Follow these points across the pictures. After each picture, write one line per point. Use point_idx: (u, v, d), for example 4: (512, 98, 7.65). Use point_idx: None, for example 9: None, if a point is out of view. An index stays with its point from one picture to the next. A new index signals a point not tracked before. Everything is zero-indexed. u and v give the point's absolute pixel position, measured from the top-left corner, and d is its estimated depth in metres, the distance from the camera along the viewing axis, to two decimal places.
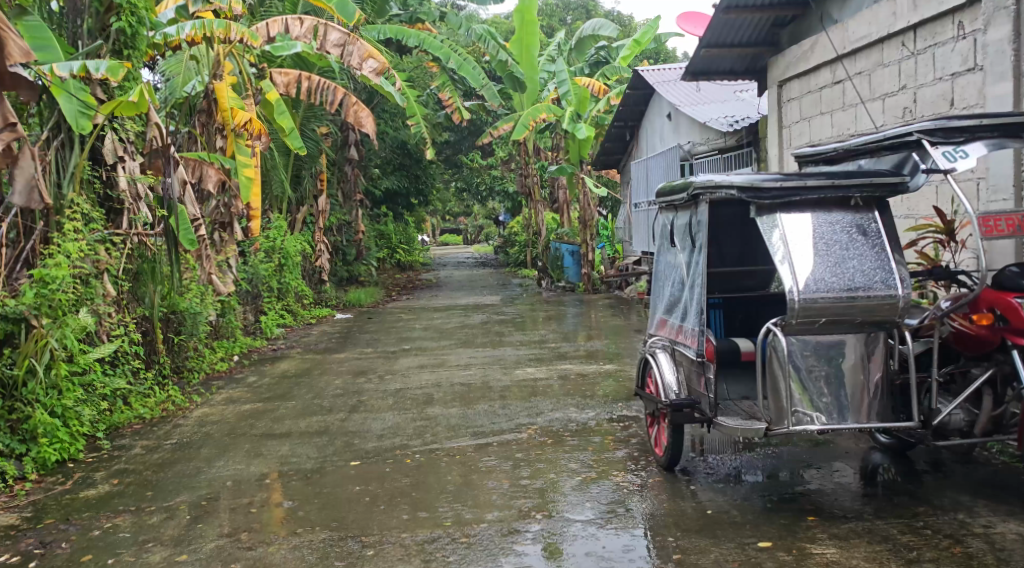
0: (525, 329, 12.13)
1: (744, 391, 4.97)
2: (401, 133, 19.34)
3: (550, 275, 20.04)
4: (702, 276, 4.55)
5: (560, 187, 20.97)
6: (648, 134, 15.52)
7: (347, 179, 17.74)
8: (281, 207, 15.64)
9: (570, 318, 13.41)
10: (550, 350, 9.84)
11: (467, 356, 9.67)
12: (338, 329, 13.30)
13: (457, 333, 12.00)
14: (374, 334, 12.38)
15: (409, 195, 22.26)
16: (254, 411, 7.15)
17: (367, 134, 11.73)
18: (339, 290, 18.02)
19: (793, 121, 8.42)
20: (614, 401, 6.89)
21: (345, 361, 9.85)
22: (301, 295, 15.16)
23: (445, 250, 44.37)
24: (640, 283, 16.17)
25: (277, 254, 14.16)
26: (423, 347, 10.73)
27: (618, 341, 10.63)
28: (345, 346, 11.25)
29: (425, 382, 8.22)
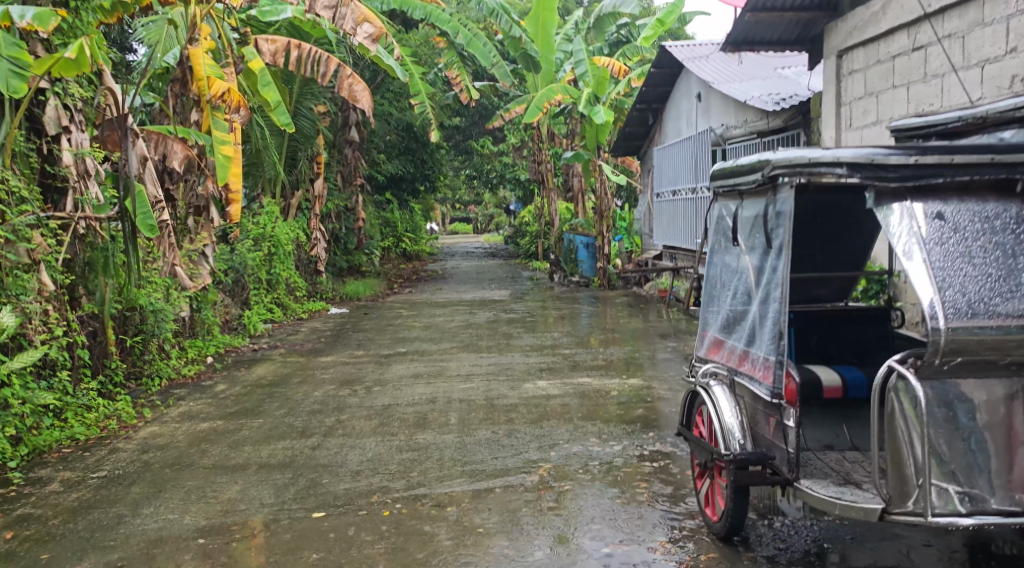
0: (536, 330, 10.95)
1: (831, 436, 3.78)
2: (406, 115, 18.12)
3: (563, 268, 18.82)
4: (783, 286, 3.34)
5: (575, 175, 19.73)
6: (673, 118, 14.26)
7: (346, 162, 16.56)
8: (272, 191, 14.58)
9: (586, 318, 12.21)
10: (564, 358, 8.66)
11: (471, 364, 8.49)
12: (329, 326, 12.13)
13: (461, 334, 10.81)
14: (368, 333, 11.21)
15: (414, 180, 21.07)
16: (211, 432, 5.99)
17: (363, 110, 10.43)
18: (337, 282, 16.85)
19: (855, 98, 7.34)
20: (644, 430, 5.69)
21: (332, 366, 8.68)
22: (294, 287, 13.99)
23: (454, 239, 43.19)
24: (661, 279, 14.94)
25: (266, 243, 13.00)
26: (420, 351, 9.55)
27: (641, 347, 9.45)
28: (335, 347, 10.08)
29: (419, 396, 7.04)
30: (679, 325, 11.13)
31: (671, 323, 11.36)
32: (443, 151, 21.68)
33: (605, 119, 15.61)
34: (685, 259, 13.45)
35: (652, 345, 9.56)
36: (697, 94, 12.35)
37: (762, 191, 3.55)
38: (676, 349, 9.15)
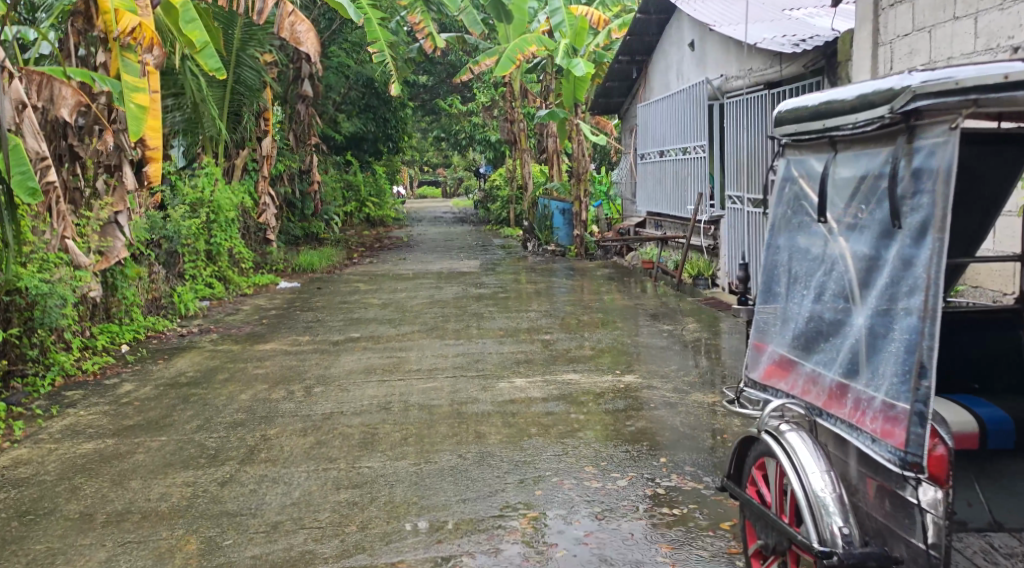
0: (510, 309, 9.65)
1: (962, 508, 2.52)
2: (365, 69, 16.61)
3: (537, 236, 17.48)
4: (932, 288, 2.05)
5: (549, 136, 18.34)
6: (659, 72, 13.00)
7: (298, 120, 14.98)
8: (214, 150, 13.25)
9: (565, 293, 10.91)
10: (544, 346, 7.37)
11: (435, 355, 7.17)
12: (276, 303, 10.73)
13: (425, 313, 9.48)
14: (319, 313, 9.82)
15: (376, 140, 19.57)
16: (93, 459, 4.63)
17: (308, 55, 9.00)
18: (290, 251, 15.38)
19: (897, 34, 6.06)
20: (654, 454, 4.43)
21: (269, 357, 7.33)
22: (238, 258, 12.52)
23: (422, 203, 41.61)
24: (645, 249, 13.69)
25: (205, 208, 11.56)
26: (376, 336, 8.21)
27: (631, 329, 8.20)
28: (278, 330, 8.72)
29: (369, 400, 5.72)
30: (672, 302, 9.87)
31: (662, 299, 10.10)
32: (406, 109, 20.17)
33: (583, 72, 14.24)
34: (674, 228, 12.19)
35: (643, 327, 8.30)
36: (693, 43, 11.02)
37: (881, 140, 2.29)
38: (671, 333, 7.90)
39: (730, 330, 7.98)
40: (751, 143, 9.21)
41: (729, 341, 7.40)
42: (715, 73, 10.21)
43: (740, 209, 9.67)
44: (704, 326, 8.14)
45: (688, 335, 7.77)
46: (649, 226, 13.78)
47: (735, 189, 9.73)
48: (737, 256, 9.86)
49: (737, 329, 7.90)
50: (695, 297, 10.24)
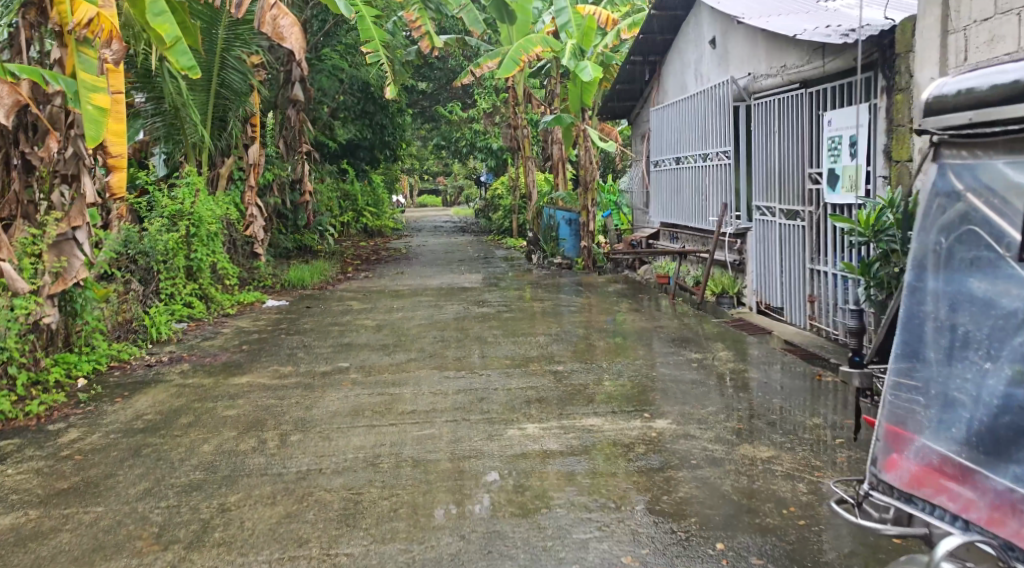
0: (517, 332, 8.75)
1: None
2: (361, 72, 15.78)
3: (542, 248, 16.59)
4: None
5: (553, 142, 17.47)
6: (673, 73, 12.18)
7: (288, 125, 14.09)
8: (198, 158, 12.39)
9: (576, 312, 10.01)
10: (558, 381, 6.46)
11: (432, 391, 6.26)
12: (261, 324, 9.84)
13: (423, 337, 8.59)
14: (306, 337, 8.94)
15: (373, 148, 18.73)
16: (5, 542, 3.71)
17: (292, 51, 8.19)
18: (280, 265, 14.50)
19: (973, 19, 5.18)
20: (707, 539, 3.51)
21: (244, 393, 6.42)
22: (221, 274, 11.63)
23: (422, 212, 40.74)
24: (659, 262, 12.82)
25: (185, 221, 10.71)
26: (368, 366, 7.32)
27: (653, 356, 7.29)
28: (258, 357, 7.82)
29: (352, 454, 4.81)
30: (694, 324, 8.98)
31: (682, 321, 9.21)
32: (404, 115, 19.35)
33: (591, 76, 13.41)
34: (692, 241, 11.32)
35: (666, 353, 7.40)
36: (713, 41, 10.17)
37: None
38: (700, 361, 6.99)
39: (766, 357, 7.09)
40: (783, 148, 8.35)
41: (768, 372, 6.51)
42: (741, 71, 9.35)
43: (769, 222, 8.80)
44: (736, 354, 7.24)
45: (719, 364, 6.87)
46: (663, 238, 12.92)
47: (764, 199, 8.87)
48: (766, 273, 8.99)
49: (774, 357, 7.00)
50: (719, 317, 9.35)
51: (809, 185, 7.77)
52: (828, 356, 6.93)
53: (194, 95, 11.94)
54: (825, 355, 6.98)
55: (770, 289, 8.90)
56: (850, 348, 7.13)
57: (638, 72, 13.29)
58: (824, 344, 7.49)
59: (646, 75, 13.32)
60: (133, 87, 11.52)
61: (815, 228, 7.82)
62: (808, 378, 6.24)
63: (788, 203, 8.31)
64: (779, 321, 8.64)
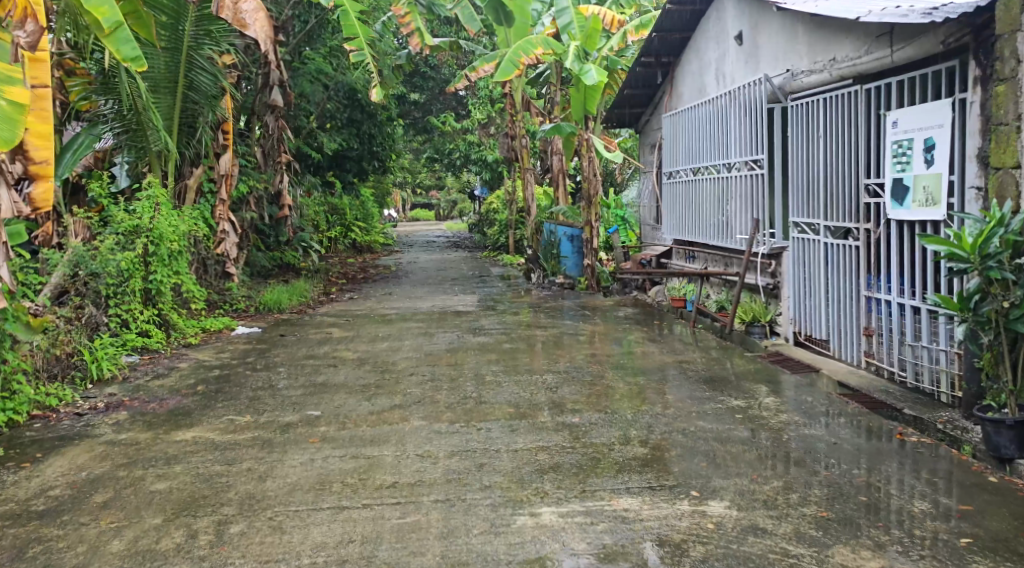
0: (520, 368, 7.53)
1: None
2: (347, 77, 14.63)
3: (541, 266, 15.38)
4: None
5: (553, 152, 16.29)
6: (690, 76, 11.06)
7: (266, 134, 12.89)
8: (163, 168, 11.19)
9: (585, 342, 8.80)
10: (574, 439, 5.23)
11: (420, 454, 5.04)
12: (225, 356, 8.62)
13: (411, 376, 7.34)
14: (275, 374, 7.71)
15: (361, 158, 17.54)
16: None
17: (258, 41, 7.10)
18: (256, 285, 13.26)
19: None
20: None
21: (183, 455, 5.18)
22: (186, 296, 10.44)
23: (414, 227, 39.57)
24: (673, 284, 11.61)
25: (142, 238, 9.55)
26: (344, 415, 6.08)
27: (686, 401, 6.07)
28: (213, 402, 6.57)
29: (310, 559, 3.59)
30: (722, 357, 7.78)
31: (708, 354, 8.01)
32: (394, 124, 18.19)
33: (595, 80, 12.27)
34: (713, 261, 10.14)
35: (702, 397, 6.18)
36: (740, 36, 9.03)
37: None
38: (744, 408, 5.80)
39: (820, 403, 5.88)
40: (828, 155, 7.19)
41: (831, 425, 5.31)
42: (775, 69, 8.19)
43: (810, 240, 7.65)
44: (784, 399, 6.03)
45: (769, 413, 5.66)
46: (677, 257, 11.75)
47: (805, 214, 7.70)
48: (805, 300, 7.83)
49: (833, 405, 5.79)
50: (750, 349, 8.17)
51: (865, 198, 6.61)
52: (900, 404, 5.73)
53: (158, 98, 10.77)
54: (893, 401, 5.80)
55: (811, 318, 7.74)
56: (923, 394, 5.93)
57: (648, 76, 12.14)
58: (885, 386, 6.32)
59: (657, 79, 12.17)
60: (90, 89, 10.37)
61: (871, 249, 6.66)
62: (885, 436, 5.04)
63: (835, 219, 7.14)
64: (826, 356, 7.43)
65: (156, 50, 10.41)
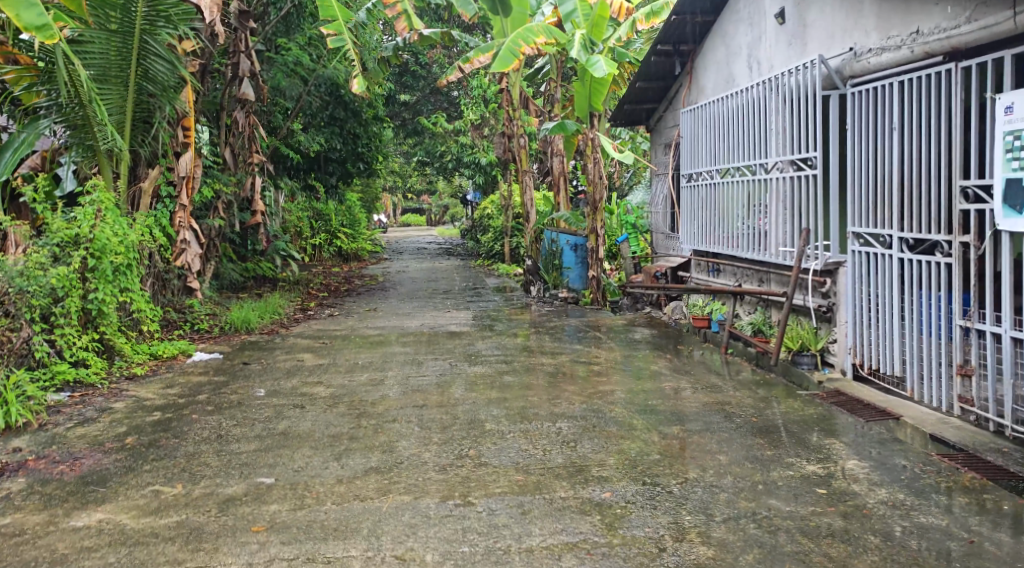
0: (526, 412, 6.17)
1: None
2: (328, 70, 13.25)
3: (542, 277, 14.03)
4: None
5: (553, 154, 14.94)
6: (715, 66, 9.74)
7: (235, 131, 11.53)
8: (113, 170, 9.76)
9: (601, 374, 7.45)
10: (608, 531, 3.90)
11: (398, 558, 3.70)
12: (173, 392, 7.24)
13: (394, 423, 5.97)
14: (228, 417, 6.34)
15: (344, 160, 16.19)
16: None
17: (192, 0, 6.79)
18: (224, 300, 11.88)
19: None
20: None
21: (78, 557, 3.81)
22: (136, 317, 9.05)
23: (404, 233, 38.27)
24: (694, 300, 10.25)
25: (82, 249, 8.16)
26: (304, 485, 4.71)
27: (744, 464, 4.73)
28: (139, 463, 5.19)
29: None
30: (770, 396, 6.44)
31: (752, 390, 6.67)
32: (381, 123, 16.83)
33: (604, 72, 10.94)
34: (746, 276, 8.82)
35: (763, 457, 4.84)
36: (782, 13, 7.72)
37: None
38: (824, 478, 4.46)
39: (922, 471, 4.55)
40: (905, 151, 5.89)
41: (951, 512, 3.98)
42: (831, 49, 6.89)
43: (876, 255, 6.33)
44: (871, 463, 4.70)
45: (860, 488, 4.33)
46: (698, 270, 10.41)
47: (869, 224, 6.38)
48: (867, 326, 6.51)
49: (938, 474, 4.49)
50: (800, 385, 6.83)
51: (961, 203, 5.37)
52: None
53: (108, 90, 9.36)
54: (1016, 469, 4.49)
55: (877, 349, 6.41)
56: None
57: (664, 67, 10.78)
58: (993, 443, 5.01)
59: (676, 69, 10.77)
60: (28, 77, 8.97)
61: (968, 266, 5.37)
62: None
63: (914, 229, 5.85)
64: (901, 398, 6.10)
65: (104, 34, 9.02)
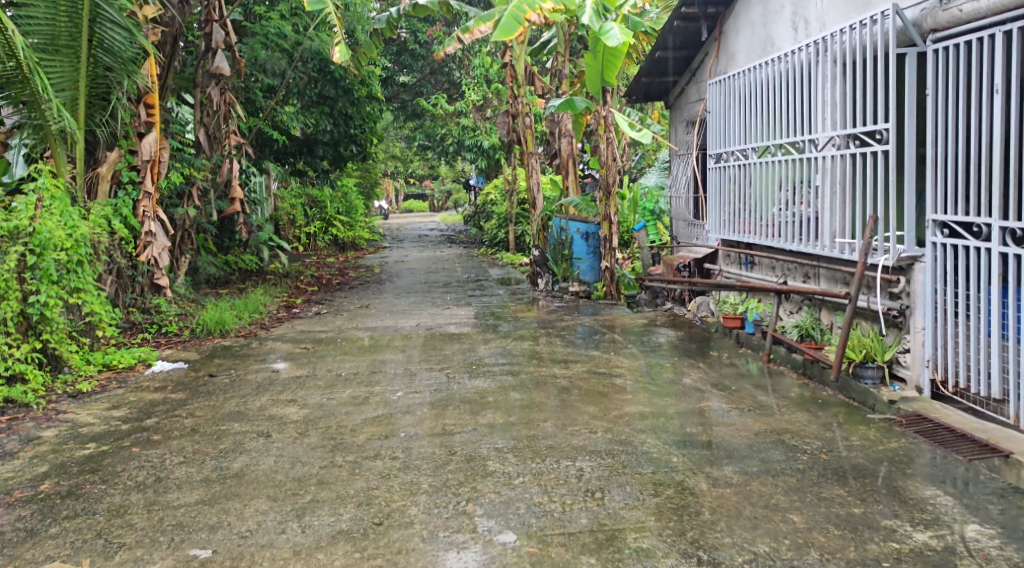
0: (538, 445, 5.03)
1: None
2: (315, 43, 12.05)
3: (550, 269, 12.87)
4: None
5: (560, 134, 13.70)
6: (748, 30, 8.56)
7: (209, 109, 10.34)
8: (66, 152, 8.61)
9: (624, 390, 6.29)
10: None
11: None
12: (117, 414, 6.10)
13: (375, 462, 4.83)
14: (176, 450, 5.22)
15: (336, 143, 15.01)
16: None
17: None
18: (200, 298, 10.74)
19: None
20: None
21: None
22: (91, 321, 7.92)
23: (406, 219, 37.12)
24: (727, 296, 9.04)
25: (21, 246, 6.97)
26: (249, 562, 3.59)
27: (830, 530, 3.63)
28: (47, 524, 4.06)
29: None
30: (833, 419, 5.30)
31: (809, 411, 5.51)
32: (375, 103, 15.62)
33: (619, 42, 9.70)
34: (790, 271, 7.65)
35: (850, 518, 3.72)
36: None
37: None
38: (945, 556, 3.38)
39: None
40: (1016, 119, 4.78)
41: None
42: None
43: (967, 249, 5.21)
44: (999, 529, 3.60)
45: None
46: (728, 262, 9.25)
47: (959, 212, 5.25)
48: (953, 334, 5.38)
49: None
50: (866, 404, 5.67)
51: None
52: None
53: (56, 61, 8.17)
54: None
55: (967, 362, 5.29)
56: None
57: (688, 33, 9.54)
58: None
59: (702, 35, 9.56)
60: None
61: None
62: None
63: None
64: (1003, 426, 4.95)
65: None
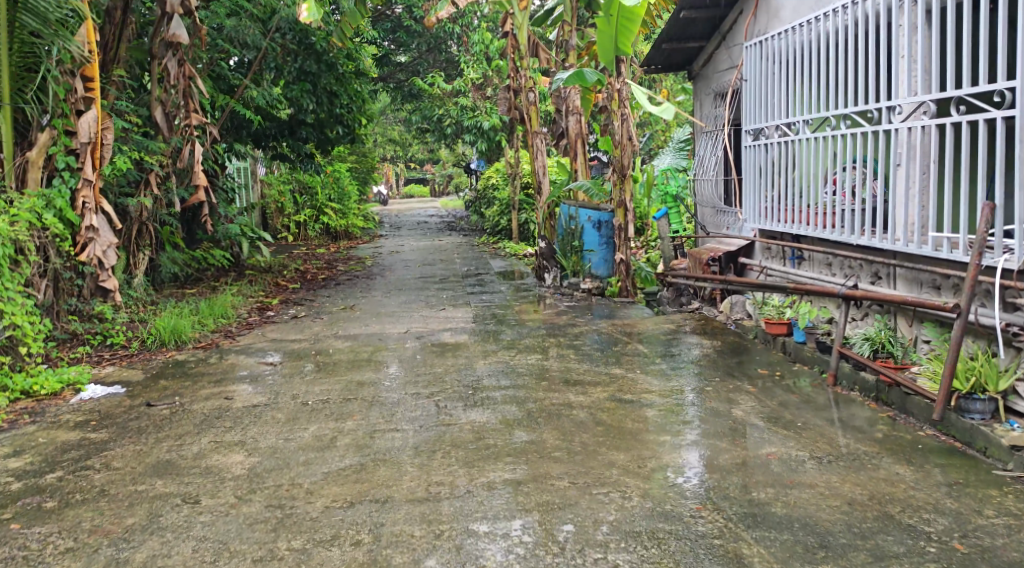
0: (555, 522, 3.69)
1: None
2: (290, 10, 10.65)
3: (557, 261, 11.50)
4: None
5: (567, 111, 12.28)
6: None
7: (166, 85, 8.92)
8: None
9: (661, 428, 4.93)
10: None
11: None
12: (12, 467, 4.77)
13: (331, 553, 3.51)
14: (68, 529, 3.88)
15: (320, 124, 13.61)
16: None
17: None
18: (160, 300, 9.42)
19: None
20: None
21: None
22: (13, 337, 6.56)
23: (405, 205, 35.69)
24: (770, 296, 7.67)
25: None
26: None
27: None
28: None
29: None
30: (950, 479, 3.97)
31: (913, 464, 4.18)
32: (364, 79, 14.19)
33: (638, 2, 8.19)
34: (855, 269, 6.28)
35: None
36: None
37: None
38: None
39: None
40: None
41: None
42: None
43: None
44: None
45: None
46: (768, 257, 7.91)
47: None
48: None
49: None
50: (981, 451, 4.33)
51: None
52: None
53: None
54: None
55: None
56: None
57: None
58: None
59: None
60: None
61: None
62: None
63: None
64: None
65: None
